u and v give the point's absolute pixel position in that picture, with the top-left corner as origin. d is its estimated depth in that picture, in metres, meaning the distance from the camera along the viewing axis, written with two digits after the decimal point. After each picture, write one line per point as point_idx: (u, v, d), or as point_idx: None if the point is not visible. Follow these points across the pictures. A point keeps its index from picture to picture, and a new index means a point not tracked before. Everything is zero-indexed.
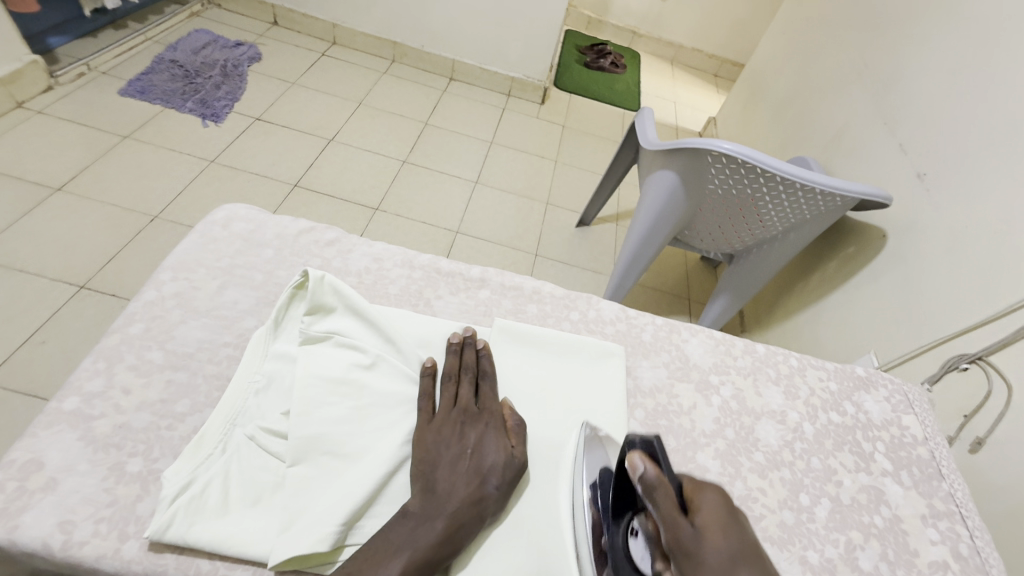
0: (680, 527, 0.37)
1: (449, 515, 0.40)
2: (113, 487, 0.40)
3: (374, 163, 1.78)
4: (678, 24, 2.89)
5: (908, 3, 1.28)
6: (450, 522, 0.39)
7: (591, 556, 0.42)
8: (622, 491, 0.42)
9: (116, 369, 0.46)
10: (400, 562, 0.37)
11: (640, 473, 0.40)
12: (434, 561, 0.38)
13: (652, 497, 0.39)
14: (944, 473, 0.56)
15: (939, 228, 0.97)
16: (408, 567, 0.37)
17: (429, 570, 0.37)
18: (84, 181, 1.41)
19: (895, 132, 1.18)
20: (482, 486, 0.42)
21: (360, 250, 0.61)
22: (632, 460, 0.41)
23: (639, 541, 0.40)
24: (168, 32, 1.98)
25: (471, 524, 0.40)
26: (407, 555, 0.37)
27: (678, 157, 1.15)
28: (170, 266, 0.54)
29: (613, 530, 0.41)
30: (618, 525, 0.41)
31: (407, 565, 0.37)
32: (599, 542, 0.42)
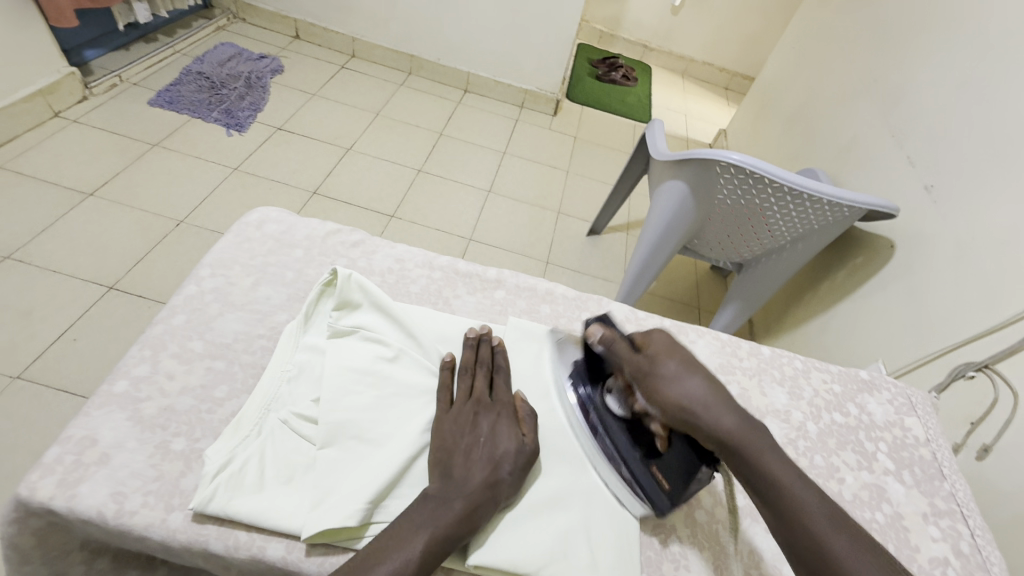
0: (635, 359, 0.49)
1: (467, 496, 0.42)
2: (159, 463, 0.43)
3: (390, 172, 1.83)
4: (689, 38, 2.93)
5: (915, 18, 1.31)
6: (467, 503, 0.42)
7: (582, 419, 0.54)
8: (593, 363, 0.54)
9: (161, 357, 0.50)
10: (421, 540, 0.39)
11: (599, 337, 0.52)
12: (453, 539, 0.40)
13: (609, 348, 0.51)
14: (946, 474, 0.58)
15: (947, 239, 0.99)
16: (429, 543, 0.39)
17: (448, 546, 0.40)
18: (114, 187, 1.47)
19: (903, 144, 1.20)
20: (496, 472, 0.44)
21: (384, 251, 0.64)
22: (593, 333, 0.53)
23: (613, 397, 0.52)
24: (196, 45, 2.06)
25: (486, 505, 0.43)
26: (428, 533, 0.40)
27: (688, 168, 1.18)
28: (209, 263, 0.58)
29: (595, 394, 0.53)
30: (597, 390, 0.53)
31: (427, 542, 0.39)
32: (587, 415, 0.53)
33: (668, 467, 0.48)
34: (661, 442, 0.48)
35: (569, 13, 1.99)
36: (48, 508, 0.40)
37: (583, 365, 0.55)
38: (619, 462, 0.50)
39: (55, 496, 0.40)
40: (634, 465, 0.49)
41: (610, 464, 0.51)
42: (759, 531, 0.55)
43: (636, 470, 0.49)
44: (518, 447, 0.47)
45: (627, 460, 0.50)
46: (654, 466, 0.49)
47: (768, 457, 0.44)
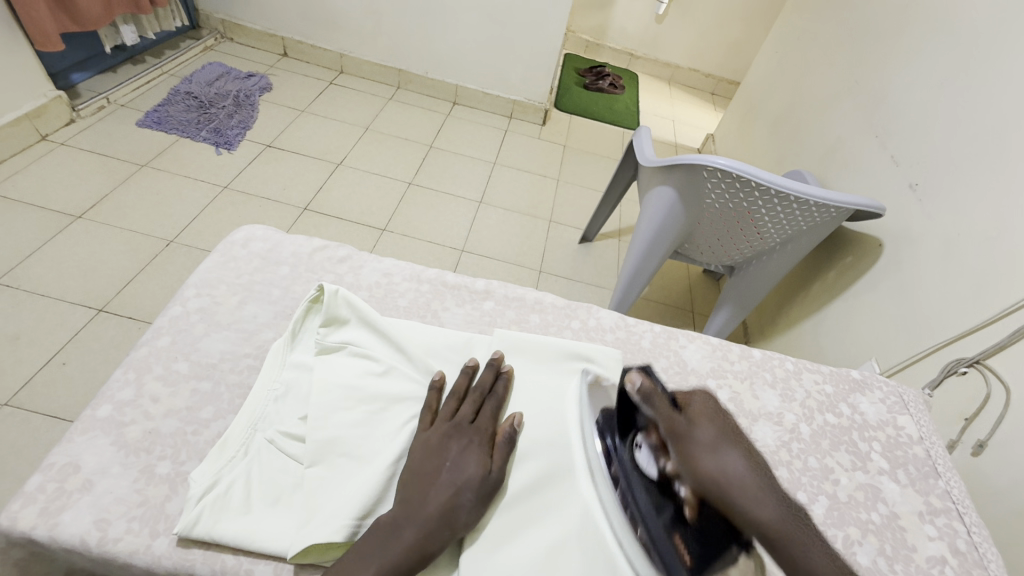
0: (673, 416, 0.48)
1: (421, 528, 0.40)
2: (144, 488, 0.42)
3: (380, 186, 1.83)
4: (674, 45, 2.98)
5: (892, 21, 1.34)
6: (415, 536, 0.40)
7: (606, 471, 0.47)
8: (621, 409, 0.51)
9: (146, 379, 0.49)
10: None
11: (637, 386, 0.52)
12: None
13: (651, 403, 0.50)
14: (940, 471, 0.57)
15: (933, 237, 1.00)
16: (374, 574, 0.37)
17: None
18: (104, 209, 1.47)
19: (886, 144, 1.22)
20: (453, 501, 0.42)
21: (370, 266, 0.63)
22: (632, 381, 0.53)
23: (642, 450, 0.46)
24: (183, 66, 2.07)
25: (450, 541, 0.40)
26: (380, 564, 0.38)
27: (675, 174, 1.19)
28: (193, 283, 0.57)
29: (619, 441, 0.48)
30: (622, 438, 0.48)
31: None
32: (609, 463, 0.48)
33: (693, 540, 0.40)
34: (689, 511, 0.42)
35: (554, 24, 2.02)
36: (30, 538, 0.39)
37: (615, 413, 0.51)
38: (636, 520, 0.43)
39: (36, 526, 0.39)
40: (653, 528, 0.42)
41: (625, 518, 0.44)
42: None
43: (655, 537, 0.42)
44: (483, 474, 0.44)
45: (644, 518, 0.43)
46: (678, 536, 0.41)
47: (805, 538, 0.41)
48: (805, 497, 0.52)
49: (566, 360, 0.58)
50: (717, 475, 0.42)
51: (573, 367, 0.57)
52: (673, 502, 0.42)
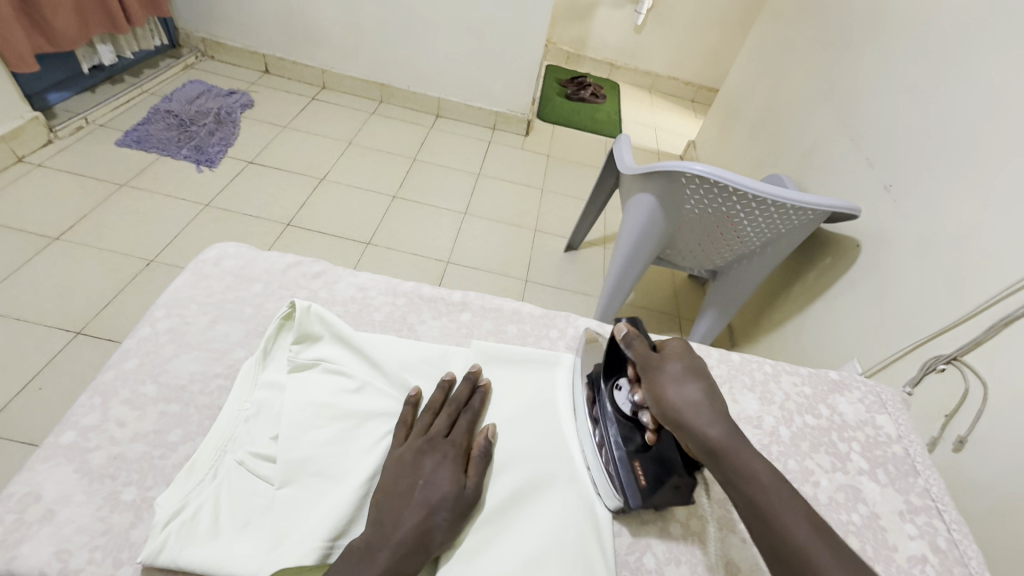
0: (646, 353, 0.51)
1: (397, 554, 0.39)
2: (108, 516, 0.41)
3: (364, 200, 1.83)
4: (654, 54, 3.02)
5: (862, 27, 1.37)
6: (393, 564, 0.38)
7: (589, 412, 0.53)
8: (609, 356, 0.55)
9: (112, 404, 0.48)
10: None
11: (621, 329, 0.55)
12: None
13: (629, 345, 0.52)
14: (920, 470, 0.58)
15: (908, 236, 1.01)
16: None
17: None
18: (82, 229, 1.45)
19: (861, 147, 1.24)
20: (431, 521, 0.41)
21: (346, 280, 0.62)
22: (618, 325, 0.55)
23: (621, 391, 0.52)
24: (164, 84, 2.06)
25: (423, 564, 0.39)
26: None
27: (655, 181, 1.20)
28: (163, 303, 0.56)
29: (603, 386, 0.53)
30: (607, 382, 0.54)
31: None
32: (593, 405, 0.53)
33: (654, 470, 0.49)
34: (650, 438, 0.50)
35: (534, 36, 2.05)
36: None
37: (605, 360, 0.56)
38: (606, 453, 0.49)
39: None
40: (619, 457, 0.49)
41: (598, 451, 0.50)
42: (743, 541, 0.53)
43: (619, 463, 0.48)
44: (458, 491, 0.44)
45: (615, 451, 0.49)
46: (638, 462, 0.49)
47: (755, 465, 0.43)
48: None
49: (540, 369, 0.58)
50: (667, 400, 0.47)
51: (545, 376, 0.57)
52: (640, 434, 0.50)
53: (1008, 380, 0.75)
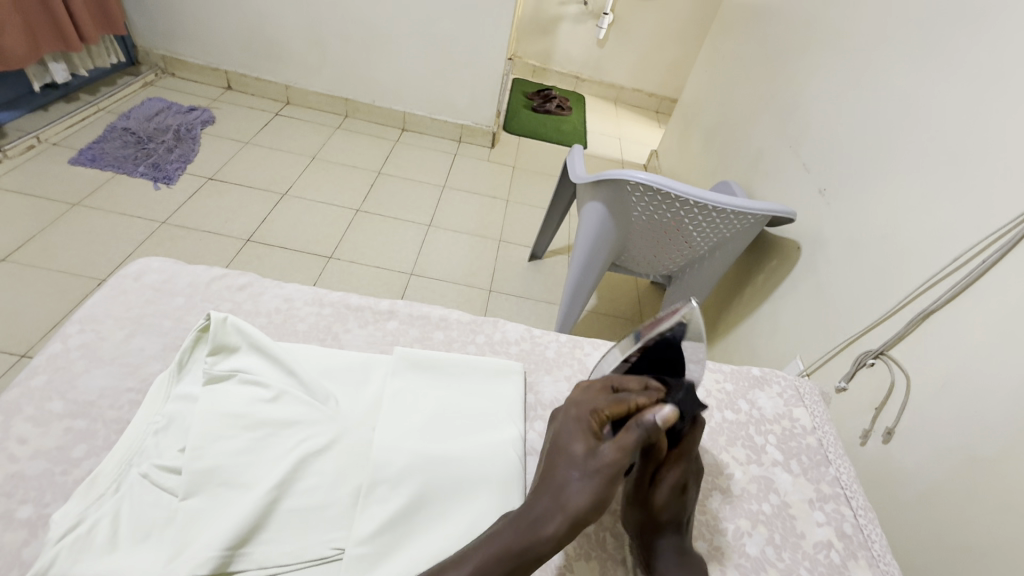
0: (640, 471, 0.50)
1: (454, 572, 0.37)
2: (1, 534, 0.40)
3: (327, 214, 1.83)
4: (617, 67, 3.10)
5: (799, 40, 1.44)
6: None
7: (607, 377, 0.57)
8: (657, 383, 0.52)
9: (14, 421, 0.46)
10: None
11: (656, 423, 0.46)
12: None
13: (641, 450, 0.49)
14: (831, 459, 0.60)
15: (840, 238, 1.06)
16: None
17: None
18: (31, 250, 1.42)
19: (799, 153, 1.29)
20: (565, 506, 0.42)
21: (272, 292, 0.63)
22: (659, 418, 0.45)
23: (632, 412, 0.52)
24: (121, 102, 2.04)
25: None
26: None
27: (603, 189, 1.23)
28: (78, 319, 0.55)
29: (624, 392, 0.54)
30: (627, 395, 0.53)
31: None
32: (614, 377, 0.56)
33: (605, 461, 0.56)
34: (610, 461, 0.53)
35: (495, 51, 2.09)
36: None
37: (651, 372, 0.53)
38: None
39: None
40: None
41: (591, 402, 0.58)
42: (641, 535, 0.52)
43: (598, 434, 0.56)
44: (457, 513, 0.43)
45: None
46: None
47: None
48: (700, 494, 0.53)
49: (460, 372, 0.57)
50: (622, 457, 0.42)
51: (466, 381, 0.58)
52: None
53: (928, 372, 0.78)
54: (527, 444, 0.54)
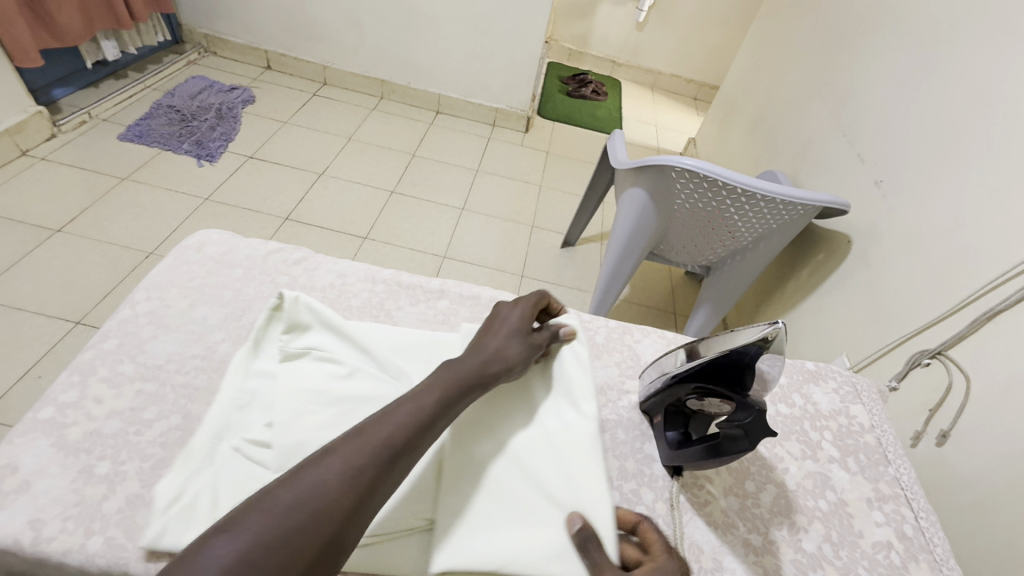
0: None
1: (425, 401, 0.43)
2: (82, 488, 0.41)
3: (363, 195, 1.84)
4: (656, 52, 3.02)
5: (857, 23, 1.36)
6: (418, 404, 0.42)
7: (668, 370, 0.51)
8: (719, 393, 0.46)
9: (90, 381, 0.48)
10: (371, 455, 0.37)
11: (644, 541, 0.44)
12: (390, 452, 0.38)
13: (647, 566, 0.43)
14: (891, 459, 0.58)
15: (896, 232, 1.01)
16: (277, 512, 0.33)
17: (411, 439, 0.40)
18: (83, 222, 1.48)
19: (852, 142, 1.24)
20: (487, 359, 0.50)
21: (326, 267, 0.64)
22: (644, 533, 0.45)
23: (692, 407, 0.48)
24: (166, 80, 2.08)
25: (376, 461, 0.38)
26: (359, 458, 0.37)
27: (647, 175, 1.20)
28: (145, 287, 0.57)
29: (687, 395, 0.48)
30: (690, 396, 0.48)
31: (373, 450, 0.38)
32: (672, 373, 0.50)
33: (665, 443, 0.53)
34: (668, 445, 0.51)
35: (532, 34, 2.06)
36: None
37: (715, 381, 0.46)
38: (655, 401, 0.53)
39: None
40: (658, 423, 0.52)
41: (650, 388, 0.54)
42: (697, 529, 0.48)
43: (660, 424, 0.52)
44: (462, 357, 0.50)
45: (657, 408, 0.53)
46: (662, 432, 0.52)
47: None
48: (753, 487, 0.52)
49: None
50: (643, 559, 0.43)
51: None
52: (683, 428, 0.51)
53: (988, 374, 0.75)
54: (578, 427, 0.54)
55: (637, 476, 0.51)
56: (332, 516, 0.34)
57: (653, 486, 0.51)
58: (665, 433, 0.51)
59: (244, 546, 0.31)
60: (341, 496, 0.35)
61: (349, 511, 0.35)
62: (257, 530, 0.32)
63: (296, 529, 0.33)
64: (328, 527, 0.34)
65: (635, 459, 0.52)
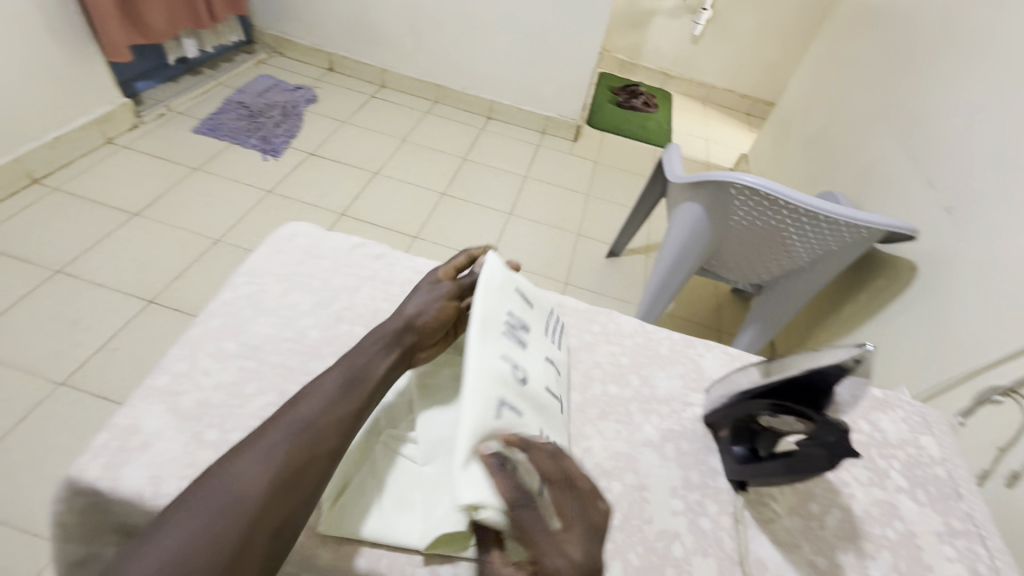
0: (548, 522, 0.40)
1: (325, 386, 0.45)
2: (194, 451, 0.45)
3: (414, 195, 1.90)
4: (710, 65, 2.98)
5: (930, 44, 1.32)
6: (319, 386, 0.45)
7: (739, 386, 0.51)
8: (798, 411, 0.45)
9: (198, 355, 0.52)
10: (278, 437, 0.40)
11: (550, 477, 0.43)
12: (298, 433, 0.41)
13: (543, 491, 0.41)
14: (963, 493, 0.56)
15: (966, 261, 0.98)
16: (200, 517, 0.36)
17: (324, 417, 0.43)
18: (159, 208, 1.58)
19: (922, 167, 1.20)
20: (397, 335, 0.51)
21: (403, 263, 0.67)
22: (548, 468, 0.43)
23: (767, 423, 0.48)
24: (237, 78, 2.21)
25: (295, 444, 0.40)
26: (269, 446, 0.40)
27: (704, 191, 1.20)
28: (244, 272, 0.61)
29: (760, 412, 0.48)
30: (762, 412, 0.48)
31: (279, 433, 0.40)
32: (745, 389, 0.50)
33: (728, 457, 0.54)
34: (737, 460, 0.51)
35: (588, 45, 2.07)
36: (94, 488, 0.42)
37: (793, 398, 0.46)
38: (720, 416, 0.54)
39: (101, 476, 0.42)
40: (724, 438, 0.53)
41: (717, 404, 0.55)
42: (762, 545, 0.49)
43: (726, 438, 0.53)
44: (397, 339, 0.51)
45: (722, 423, 0.53)
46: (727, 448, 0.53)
47: None
48: (819, 508, 0.52)
49: (545, 315, 0.59)
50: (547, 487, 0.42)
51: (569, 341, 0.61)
52: (750, 444, 0.51)
53: None
54: (644, 434, 0.55)
55: (702, 487, 0.51)
56: (252, 499, 0.37)
57: (718, 499, 0.51)
58: (732, 447, 0.52)
59: (180, 547, 0.34)
60: (255, 481, 0.38)
61: (270, 484, 0.38)
62: (188, 531, 0.35)
63: (221, 510, 0.36)
64: (249, 504, 0.37)
65: (700, 471, 0.53)
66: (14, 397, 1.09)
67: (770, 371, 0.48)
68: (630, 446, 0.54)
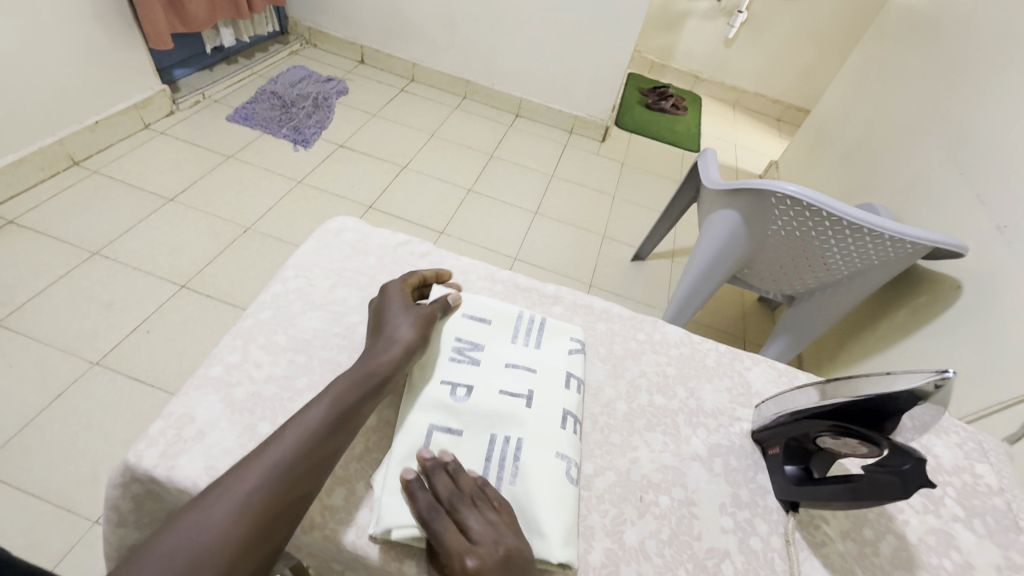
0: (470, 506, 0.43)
1: (309, 419, 0.43)
2: (246, 444, 0.45)
3: (441, 191, 1.90)
4: (742, 69, 2.93)
5: (984, 55, 1.28)
6: (301, 422, 0.43)
7: (796, 405, 0.50)
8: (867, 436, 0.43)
9: (250, 346, 0.53)
10: (259, 482, 0.39)
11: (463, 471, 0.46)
12: (280, 475, 0.40)
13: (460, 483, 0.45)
14: (1022, 527, 0.54)
15: (1017, 282, 0.94)
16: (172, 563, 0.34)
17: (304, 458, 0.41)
18: (192, 194, 1.60)
19: (971, 182, 1.16)
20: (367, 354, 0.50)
21: (449, 263, 0.67)
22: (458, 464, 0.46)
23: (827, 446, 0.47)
24: (271, 67, 2.23)
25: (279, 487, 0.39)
26: (252, 488, 0.38)
27: (743, 198, 1.17)
28: (293, 265, 0.61)
29: (820, 434, 0.46)
30: (822, 434, 0.46)
31: (259, 475, 0.39)
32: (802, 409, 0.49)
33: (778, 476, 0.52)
34: (789, 480, 0.50)
35: (623, 45, 2.05)
36: (151, 476, 0.43)
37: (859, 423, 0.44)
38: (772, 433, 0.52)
39: (158, 465, 0.43)
40: (775, 456, 0.52)
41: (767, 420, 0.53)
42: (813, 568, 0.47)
43: (776, 457, 0.52)
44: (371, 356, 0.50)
45: (773, 441, 0.52)
46: (778, 467, 0.51)
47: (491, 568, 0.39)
48: (872, 534, 0.50)
49: (512, 323, 0.59)
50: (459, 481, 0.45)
51: (552, 339, 0.59)
52: (805, 464, 0.50)
53: None
54: (691, 448, 0.54)
55: (751, 505, 0.50)
56: (230, 547, 0.36)
57: (768, 518, 0.50)
58: (784, 467, 0.51)
59: None
60: (234, 528, 0.36)
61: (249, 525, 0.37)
62: None
63: (198, 555, 0.35)
64: (223, 553, 0.35)
65: (749, 489, 0.51)
66: (50, 375, 1.11)
67: (835, 392, 0.46)
68: (677, 460, 0.53)
